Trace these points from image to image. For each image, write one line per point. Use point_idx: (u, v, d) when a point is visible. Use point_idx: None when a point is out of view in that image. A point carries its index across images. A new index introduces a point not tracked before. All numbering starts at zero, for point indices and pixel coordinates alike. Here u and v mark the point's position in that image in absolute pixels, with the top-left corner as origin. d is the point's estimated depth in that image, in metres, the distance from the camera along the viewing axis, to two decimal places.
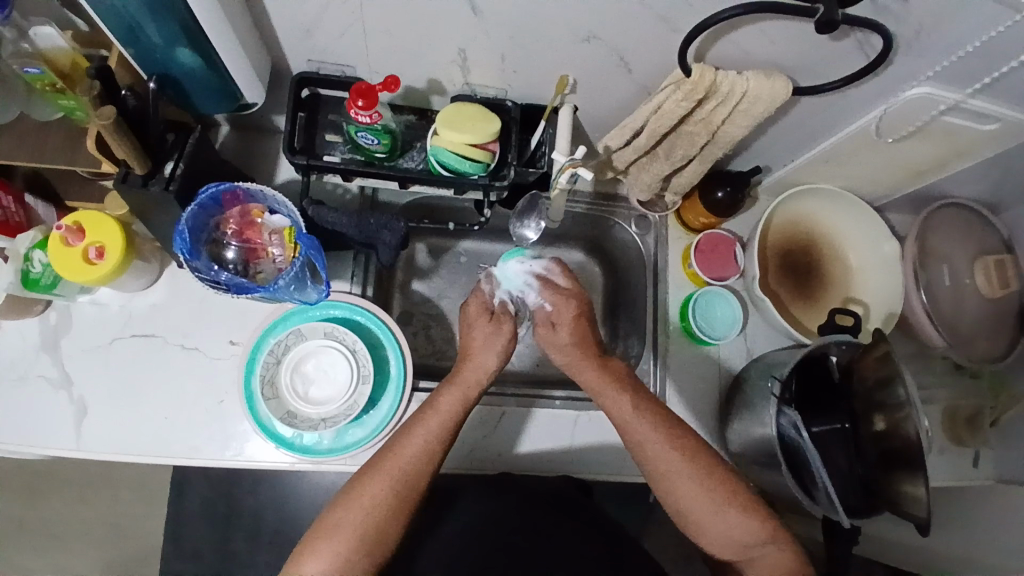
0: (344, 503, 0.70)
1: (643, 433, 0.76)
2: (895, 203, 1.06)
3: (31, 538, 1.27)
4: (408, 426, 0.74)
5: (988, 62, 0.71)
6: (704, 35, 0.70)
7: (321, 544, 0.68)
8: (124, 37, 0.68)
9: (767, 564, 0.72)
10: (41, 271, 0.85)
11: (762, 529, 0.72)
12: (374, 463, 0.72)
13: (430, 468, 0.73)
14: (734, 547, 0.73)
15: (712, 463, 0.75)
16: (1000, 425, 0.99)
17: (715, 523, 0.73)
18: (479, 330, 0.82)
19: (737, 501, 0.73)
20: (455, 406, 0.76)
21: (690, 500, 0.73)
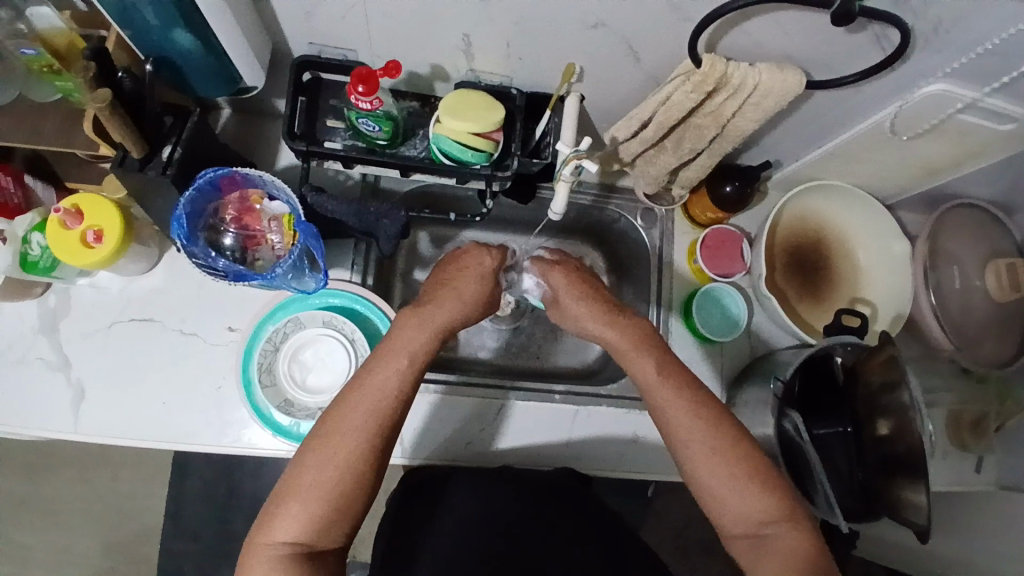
0: (314, 457, 0.64)
1: (665, 404, 0.71)
2: (908, 201, 1.03)
3: (31, 517, 1.27)
4: (371, 368, 0.69)
5: (1009, 60, 0.68)
6: (714, 26, 0.67)
7: (293, 507, 0.62)
8: (120, 16, 0.67)
9: (780, 546, 0.65)
10: (39, 254, 0.84)
11: (775, 505, 0.66)
12: (342, 407, 0.66)
13: (399, 409, 0.68)
14: (746, 522, 0.67)
15: (729, 433, 0.69)
16: (1005, 430, 0.96)
17: (729, 496, 0.67)
18: (473, 279, 0.77)
19: (750, 474, 0.67)
20: (424, 346, 0.71)
21: (706, 472, 0.68)
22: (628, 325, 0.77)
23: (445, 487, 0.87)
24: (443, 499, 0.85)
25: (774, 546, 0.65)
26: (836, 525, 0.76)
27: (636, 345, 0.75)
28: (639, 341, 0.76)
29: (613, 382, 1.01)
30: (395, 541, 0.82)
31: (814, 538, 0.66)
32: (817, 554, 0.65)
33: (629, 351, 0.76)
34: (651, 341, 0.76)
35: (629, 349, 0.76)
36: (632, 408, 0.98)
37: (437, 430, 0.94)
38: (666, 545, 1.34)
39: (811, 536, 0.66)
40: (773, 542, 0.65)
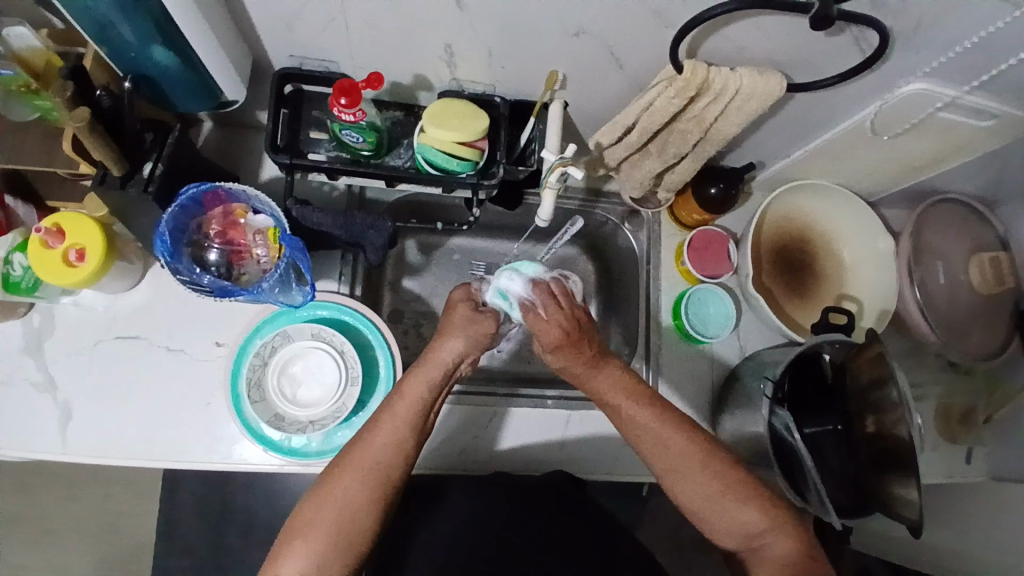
0: (317, 499, 0.65)
1: (647, 435, 0.72)
2: (891, 198, 1.04)
3: (23, 537, 1.26)
4: (377, 415, 0.71)
5: (987, 59, 0.69)
6: (695, 32, 0.68)
7: (295, 546, 0.63)
8: (97, 34, 0.66)
9: (775, 553, 0.67)
10: (21, 274, 0.83)
11: (761, 519, 0.68)
12: (345, 455, 0.68)
13: (403, 454, 0.70)
14: (739, 536, 0.69)
15: (709, 455, 0.70)
16: (993, 422, 0.98)
17: (717, 517, 0.69)
18: (457, 314, 0.78)
19: (734, 493, 0.69)
20: (424, 389, 0.73)
21: (692, 496, 0.70)
22: (609, 370, 0.75)
23: (440, 492, 0.86)
24: (437, 505, 0.84)
25: (768, 554, 0.68)
26: (830, 522, 0.76)
27: (615, 390, 0.74)
28: (616, 386, 0.74)
29: None
30: (389, 548, 0.82)
31: (805, 539, 0.68)
32: (810, 557, 0.67)
33: (621, 405, 0.73)
34: (630, 385, 0.75)
35: (623, 404, 0.73)
36: None
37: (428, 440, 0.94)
38: (661, 544, 1.34)
39: (798, 538, 0.68)
40: (770, 551, 0.68)
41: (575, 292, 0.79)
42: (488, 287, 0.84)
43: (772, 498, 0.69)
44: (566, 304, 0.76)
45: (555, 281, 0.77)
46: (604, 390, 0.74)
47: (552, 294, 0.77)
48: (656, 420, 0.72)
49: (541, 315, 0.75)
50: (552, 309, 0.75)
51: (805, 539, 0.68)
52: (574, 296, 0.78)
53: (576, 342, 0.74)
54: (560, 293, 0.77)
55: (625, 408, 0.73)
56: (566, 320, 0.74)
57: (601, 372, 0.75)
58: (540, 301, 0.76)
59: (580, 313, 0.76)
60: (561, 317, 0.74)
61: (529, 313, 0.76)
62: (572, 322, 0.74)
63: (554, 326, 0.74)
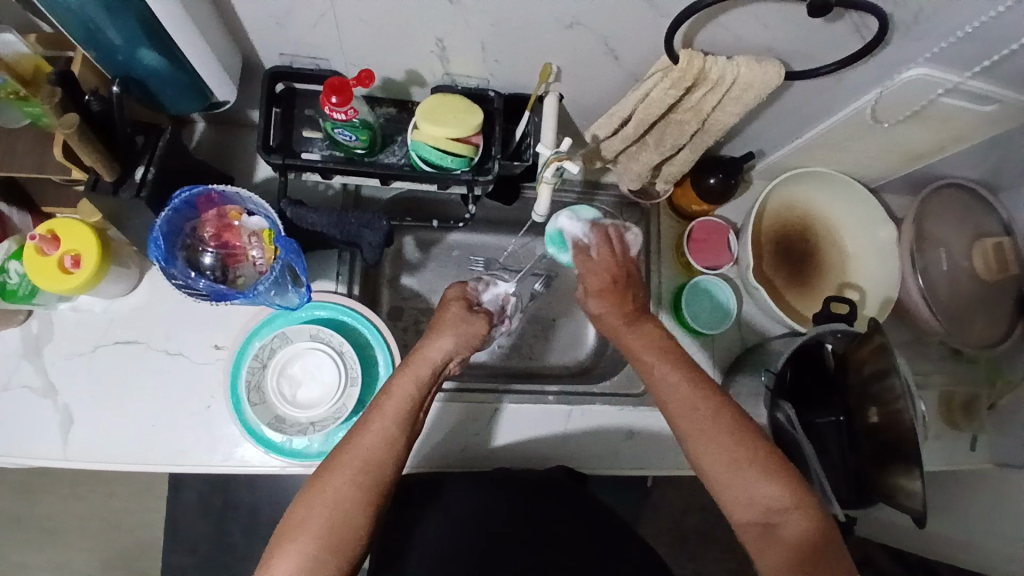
0: (308, 499, 0.65)
1: (677, 394, 0.72)
2: (893, 184, 1.03)
3: (30, 539, 1.26)
4: (366, 415, 0.71)
5: (989, 43, 0.68)
6: (690, 22, 0.66)
7: (288, 546, 0.63)
8: (84, 38, 0.66)
9: (790, 533, 0.65)
10: (17, 282, 0.83)
11: (784, 491, 0.66)
12: (336, 456, 0.68)
13: (394, 452, 0.69)
14: (756, 509, 0.67)
15: (736, 420, 0.70)
16: (997, 409, 0.97)
17: (739, 484, 0.68)
18: (449, 314, 0.79)
19: (758, 461, 0.68)
20: (413, 388, 0.73)
21: (716, 459, 0.69)
22: (645, 328, 0.78)
23: (438, 491, 0.85)
24: (436, 503, 0.84)
25: (783, 534, 0.65)
26: (833, 512, 0.76)
27: (650, 347, 0.76)
28: (652, 342, 0.77)
29: (605, 380, 1.02)
30: (387, 546, 0.81)
31: (824, 525, 0.66)
32: (826, 541, 0.65)
33: (651, 360, 0.75)
34: (664, 342, 0.77)
35: (654, 362, 0.75)
36: (626, 404, 0.98)
37: (426, 437, 0.94)
38: (665, 535, 1.34)
39: (820, 520, 0.66)
40: (784, 531, 0.65)
41: (633, 243, 0.84)
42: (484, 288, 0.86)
43: (796, 475, 0.68)
44: (619, 253, 0.81)
45: (612, 225, 0.83)
46: (636, 346, 0.77)
47: (607, 235, 0.82)
48: (688, 381, 0.72)
49: (598, 259, 0.81)
50: (601, 253, 0.81)
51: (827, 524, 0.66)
52: (629, 246, 0.83)
53: (622, 293, 0.79)
54: (615, 239, 0.82)
55: (655, 363, 0.75)
56: (615, 267, 0.80)
57: (637, 328, 0.78)
58: (595, 242, 0.82)
59: (631, 265, 0.81)
60: (613, 264, 0.80)
61: (581, 255, 0.82)
62: (619, 270, 0.80)
63: (612, 266, 0.80)
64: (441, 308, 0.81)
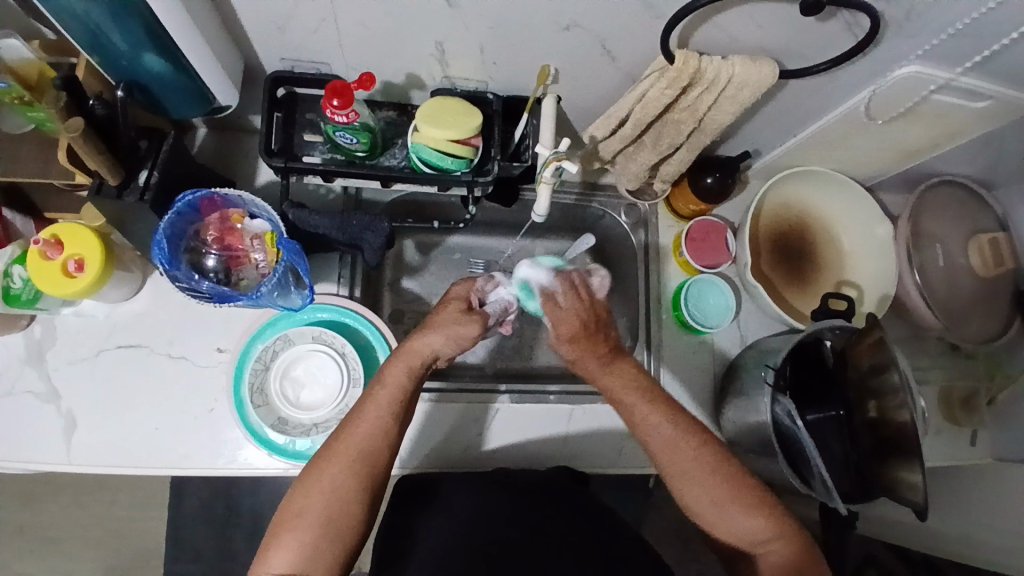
0: (303, 490, 0.65)
1: (658, 437, 0.72)
2: (888, 182, 1.04)
3: (32, 548, 1.26)
4: (359, 404, 0.71)
5: (980, 39, 0.69)
6: (686, 21, 0.67)
7: (283, 538, 0.63)
8: (88, 42, 0.66)
9: (772, 563, 0.69)
10: (21, 286, 0.84)
11: (767, 527, 0.69)
12: (329, 445, 0.68)
13: (388, 440, 0.70)
14: (740, 541, 0.70)
15: (722, 460, 0.71)
16: (996, 404, 0.98)
17: (723, 520, 0.70)
18: (449, 316, 0.76)
19: (742, 498, 0.70)
20: (403, 376, 0.72)
21: (700, 498, 0.70)
22: (621, 367, 0.76)
23: (434, 490, 0.87)
24: (433, 501, 0.85)
25: (766, 562, 0.69)
26: (835, 507, 0.74)
27: (628, 388, 0.75)
28: (631, 382, 0.75)
29: None
30: (390, 547, 0.82)
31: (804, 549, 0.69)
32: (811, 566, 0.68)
33: (633, 401, 0.74)
34: (642, 384, 0.75)
35: (639, 403, 0.74)
36: None
37: (429, 440, 0.94)
38: (669, 536, 1.35)
39: (803, 546, 0.69)
40: (769, 559, 0.69)
41: (598, 287, 0.78)
42: (494, 291, 0.84)
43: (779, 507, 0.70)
44: (586, 299, 0.75)
45: (575, 271, 0.77)
46: (617, 387, 0.75)
47: (572, 283, 0.76)
48: (677, 433, 0.72)
49: (563, 308, 0.74)
50: (570, 301, 0.75)
51: (809, 547, 0.69)
52: (594, 290, 0.77)
53: (593, 336, 0.75)
54: (582, 286, 0.76)
55: (638, 405, 0.74)
56: (584, 313, 0.74)
57: (615, 368, 0.76)
58: (562, 295, 0.75)
59: (599, 310, 0.75)
60: (581, 312, 0.74)
61: (549, 304, 0.76)
62: (588, 315, 0.74)
63: (576, 317, 0.74)
64: (444, 297, 0.79)
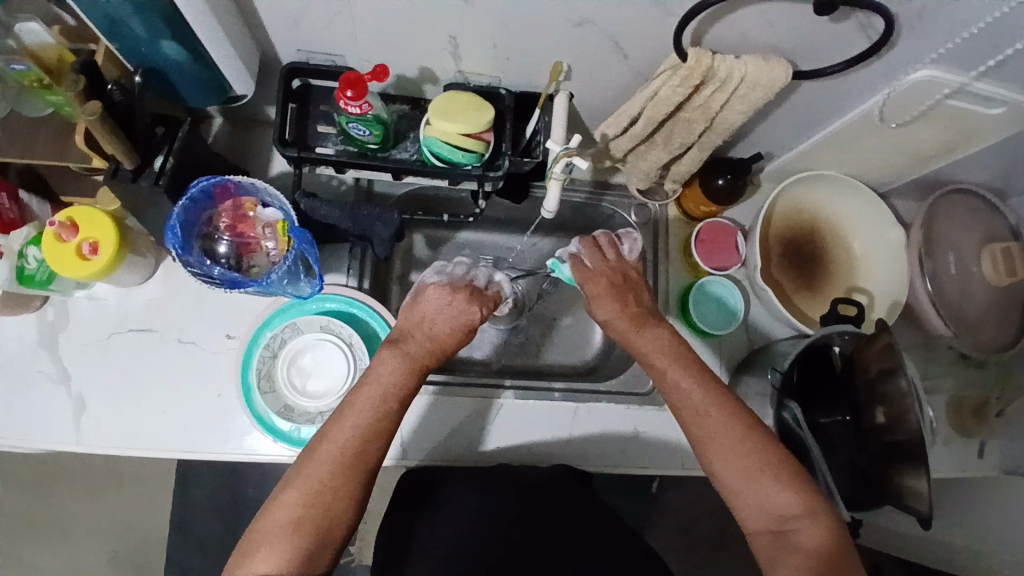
0: (285, 492, 0.65)
1: (687, 402, 0.72)
2: (901, 188, 1.03)
3: (41, 533, 1.28)
4: (345, 403, 0.70)
5: (996, 43, 0.68)
6: (699, 19, 0.68)
7: (265, 542, 0.63)
8: (108, 29, 0.68)
9: (804, 541, 0.65)
10: (36, 267, 0.85)
11: (795, 500, 0.66)
12: (313, 447, 0.68)
13: (378, 440, 0.69)
14: (769, 517, 0.67)
15: (754, 429, 0.69)
16: (1005, 415, 0.97)
17: (752, 492, 0.67)
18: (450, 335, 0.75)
19: (770, 470, 0.67)
20: (400, 379, 0.72)
21: (731, 468, 0.68)
22: (654, 331, 0.76)
23: (436, 488, 0.86)
24: (437, 499, 0.85)
25: (799, 542, 0.65)
26: (837, 511, 0.75)
27: (662, 353, 0.75)
28: (666, 346, 0.75)
29: (612, 378, 1.02)
30: (392, 549, 0.82)
31: (835, 529, 0.65)
32: (840, 551, 0.64)
33: (664, 366, 0.74)
34: (675, 348, 0.75)
35: (669, 367, 0.74)
36: (630, 404, 0.98)
37: (434, 434, 0.94)
38: (673, 542, 1.34)
39: (833, 533, 0.65)
40: (796, 538, 0.65)
41: (629, 253, 0.82)
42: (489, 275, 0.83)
43: (813, 486, 0.67)
44: (613, 259, 0.80)
45: (603, 234, 0.82)
46: (648, 350, 0.75)
47: (598, 246, 0.81)
48: (711, 398, 0.71)
49: (592, 268, 0.79)
50: (596, 261, 0.79)
51: (840, 536, 0.65)
52: (622, 255, 0.81)
53: (621, 294, 0.78)
54: (608, 247, 0.81)
55: (669, 370, 0.74)
56: (609, 272, 0.78)
57: (647, 331, 0.76)
58: (588, 254, 0.80)
59: (626, 270, 0.80)
60: (608, 270, 0.79)
61: (578, 265, 0.79)
62: (615, 275, 0.78)
63: (603, 274, 0.78)
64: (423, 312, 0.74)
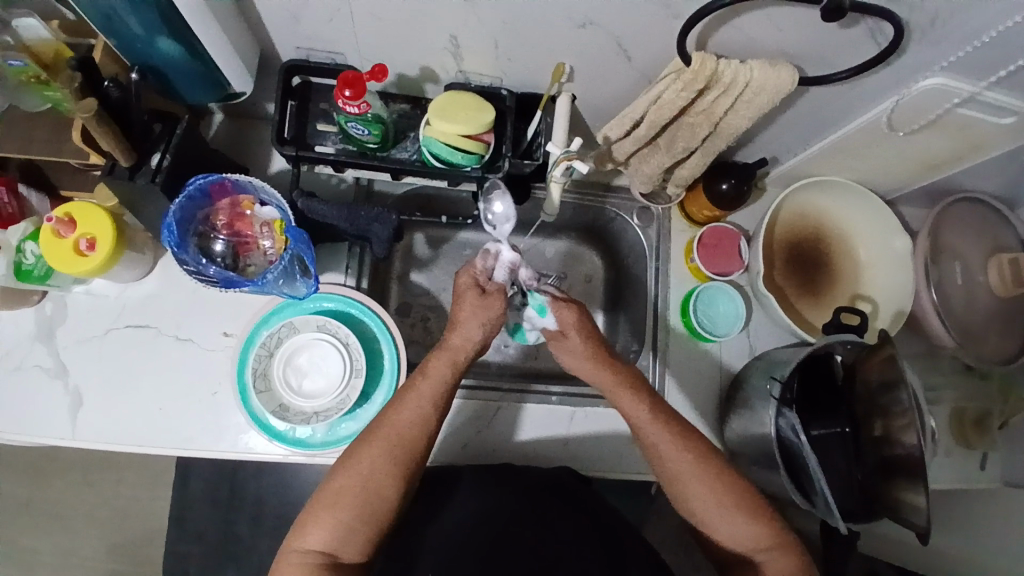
0: (343, 471, 0.68)
1: (655, 441, 0.74)
2: (909, 196, 1.02)
3: (39, 522, 1.28)
4: (402, 393, 0.73)
5: (1008, 51, 0.66)
6: (704, 22, 0.66)
7: (323, 514, 0.66)
8: (104, 25, 0.67)
9: (773, 572, 0.68)
10: (33, 262, 0.86)
11: (766, 532, 0.70)
12: (373, 429, 0.70)
13: (427, 430, 0.71)
14: (740, 549, 0.70)
15: (720, 469, 0.72)
16: (1008, 428, 0.96)
17: (725, 525, 0.70)
18: (463, 303, 0.75)
19: (741, 505, 0.70)
20: (446, 371, 0.74)
21: (703, 506, 0.71)
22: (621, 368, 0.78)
23: (446, 489, 0.86)
24: (444, 499, 0.84)
25: (767, 573, 0.68)
26: (835, 526, 0.73)
27: (625, 389, 0.76)
28: (632, 382, 0.77)
29: None
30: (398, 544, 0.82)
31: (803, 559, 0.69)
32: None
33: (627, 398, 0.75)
34: (640, 384, 0.77)
35: (634, 403, 0.75)
36: None
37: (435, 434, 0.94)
38: (670, 545, 1.33)
39: (802, 560, 0.69)
40: (766, 569, 0.69)
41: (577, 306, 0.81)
42: (489, 211, 0.83)
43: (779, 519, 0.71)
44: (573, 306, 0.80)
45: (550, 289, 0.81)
46: (614, 388, 0.76)
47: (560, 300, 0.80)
48: (678, 438, 0.73)
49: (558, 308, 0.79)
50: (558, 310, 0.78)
51: (807, 562, 0.69)
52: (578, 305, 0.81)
53: (589, 335, 0.79)
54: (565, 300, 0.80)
55: (634, 403, 0.75)
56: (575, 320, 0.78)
57: (613, 368, 0.77)
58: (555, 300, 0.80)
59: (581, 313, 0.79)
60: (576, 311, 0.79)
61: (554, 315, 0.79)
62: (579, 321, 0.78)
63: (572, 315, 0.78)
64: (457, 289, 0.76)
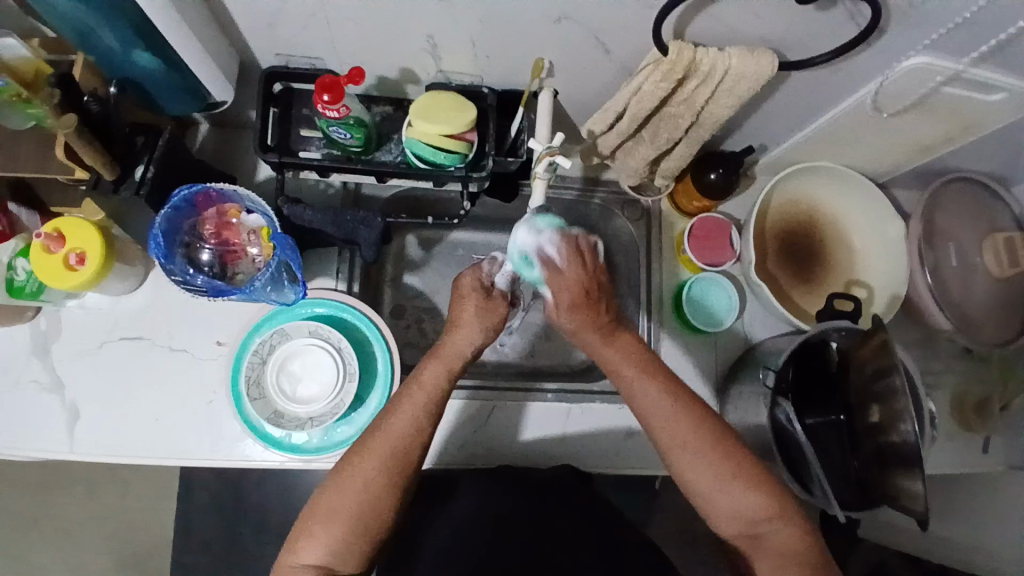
0: (335, 487, 0.66)
1: (655, 415, 0.69)
2: (902, 179, 1.00)
3: (46, 536, 1.29)
4: (393, 404, 0.71)
5: (989, 28, 0.65)
6: (678, 12, 0.66)
7: (316, 531, 0.65)
8: (78, 40, 0.69)
9: (776, 544, 0.65)
10: (25, 279, 0.86)
11: (771, 501, 0.66)
12: (364, 442, 0.69)
13: (419, 442, 0.70)
14: (740, 523, 0.66)
15: (719, 439, 0.68)
16: (1010, 410, 0.95)
17: (726, 498, 0.66)
18: (469, 304, 0.75)
19: (742, 476, 0.66)
20: (441, 379, 0.73)
21: (702, 478, 0.67)
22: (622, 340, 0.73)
23: (444, 492, 0.86)
24: (444, 502, 0.84)
25: (770, 543, 0.66)
26: (834, 515, 0.73)
27: (628, 361, 0.72)
28: (634, 356, 0.73)
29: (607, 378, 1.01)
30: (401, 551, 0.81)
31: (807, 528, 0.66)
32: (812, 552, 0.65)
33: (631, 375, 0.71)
34: (642, 358, 0.72)
35: (637, 378, 0.71)
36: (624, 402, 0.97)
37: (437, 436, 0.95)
38: (675, 538, 1.33)
39: (805, 533, 0.66)
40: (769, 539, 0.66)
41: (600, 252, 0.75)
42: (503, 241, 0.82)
43: (784, 489, 0.67)
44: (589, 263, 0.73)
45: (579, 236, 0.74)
46: (617, 361, 0.72)
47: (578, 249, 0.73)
48: (678, 409, 0.69)
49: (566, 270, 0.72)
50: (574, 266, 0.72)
51: (812, 535, 0.66)
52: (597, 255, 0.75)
53: (594, 304, 0.72)
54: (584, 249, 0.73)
55: (637, 381, 0.71)
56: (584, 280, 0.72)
57: (616, 340, 0.73)
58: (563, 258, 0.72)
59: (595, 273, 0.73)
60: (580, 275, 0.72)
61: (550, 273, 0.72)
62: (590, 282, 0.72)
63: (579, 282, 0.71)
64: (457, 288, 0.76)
